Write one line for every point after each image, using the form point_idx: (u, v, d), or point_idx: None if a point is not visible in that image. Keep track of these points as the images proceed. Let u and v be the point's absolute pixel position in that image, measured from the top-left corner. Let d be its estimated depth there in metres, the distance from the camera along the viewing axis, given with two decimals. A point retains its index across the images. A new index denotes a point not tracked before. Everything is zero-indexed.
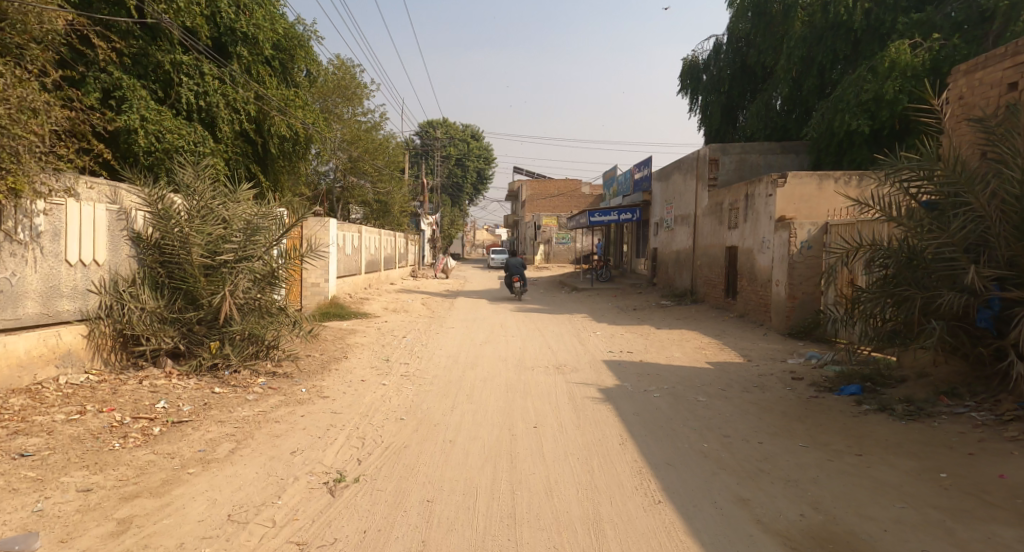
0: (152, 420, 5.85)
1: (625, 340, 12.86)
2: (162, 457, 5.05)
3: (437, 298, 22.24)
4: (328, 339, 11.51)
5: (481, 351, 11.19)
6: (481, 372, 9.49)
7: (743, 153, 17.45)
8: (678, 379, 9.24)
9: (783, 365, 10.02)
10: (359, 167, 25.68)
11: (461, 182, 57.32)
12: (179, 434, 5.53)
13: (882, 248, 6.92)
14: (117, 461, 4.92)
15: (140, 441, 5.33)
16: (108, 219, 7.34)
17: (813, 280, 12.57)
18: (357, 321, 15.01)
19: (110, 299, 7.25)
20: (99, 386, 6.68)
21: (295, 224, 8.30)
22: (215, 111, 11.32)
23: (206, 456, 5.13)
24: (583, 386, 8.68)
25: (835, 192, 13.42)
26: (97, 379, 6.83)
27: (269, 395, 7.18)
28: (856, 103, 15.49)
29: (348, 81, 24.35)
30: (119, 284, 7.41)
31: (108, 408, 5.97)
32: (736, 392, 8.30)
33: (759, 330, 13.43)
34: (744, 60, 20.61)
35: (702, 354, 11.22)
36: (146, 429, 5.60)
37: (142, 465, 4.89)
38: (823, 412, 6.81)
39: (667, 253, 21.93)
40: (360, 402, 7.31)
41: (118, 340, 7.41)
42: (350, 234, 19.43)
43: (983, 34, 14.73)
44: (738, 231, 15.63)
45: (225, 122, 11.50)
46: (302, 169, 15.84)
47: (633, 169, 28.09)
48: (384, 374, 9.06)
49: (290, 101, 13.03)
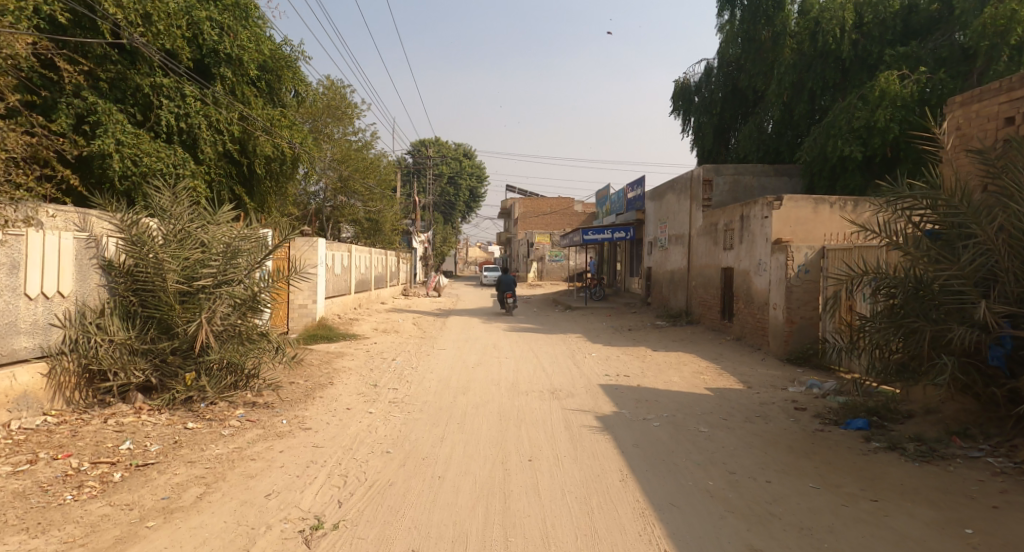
0: (113, 464, 5.52)
1: (622, 363, 12.58)
2: (118, 510, 4.70)
3: (429, 317, 21.93)
4: (314, 363, 11.16)
5: (473, 374, 10.87)
6: (475, 396, 9.17)
7: (737, 174, 17.28)
8: (678, 405, 8.94)
9: (784, 393, 9.75)
10: (349, 186, 25.41)
11: (453, 200, 57.13)
12: (141, 479, 5.24)
13: (888, 277, 6.68)
14: (65, 519, 4.56)
15: (96, 491, 4.99)
16: (76, 249, 7.07)
17: (811, 305, 12.32)
18: (345, 343, 14.65)
19: (76, 332, 6.94)
20: (57, 429, 6.34)
21: (278, 245, 8.02)
22: (196, 132, 11.00)
23: (170, 504, 4.82)
24: (581, 413, 8.38)
25: (830, 216, 13.24)
26: (55, 421, 6.50)
27: (246, 429, 6.84)
28: (848, 130, 15.20)
29: (338, 100, 24.13)
30: (86, 315, 7.10)
31: (63, 455, 5.63)
32: (739, 421, 8.00)
33: (757, 355, 13.16)
34: (735, 84, 20.44)
35: (700, 379, 10.92)
36: (105, 476, 5.28)
37: (94, 522, 4.53)
38: (829, 450, 6.65)
39: (661, 272, 21.67)
40: (344, 434, 6.91)
41: (84, 377, 7.07)
42: (339, 254, 19.11)
43: (966, 71, 14.78)
44: (733, 253, 15.40)
45: (207, 143, 11.20)
46: (289, 189, 15.55)
47: (626, 188, 27.96)
48: (372, 401, 8.70)
49: (276, 121, 12.75)
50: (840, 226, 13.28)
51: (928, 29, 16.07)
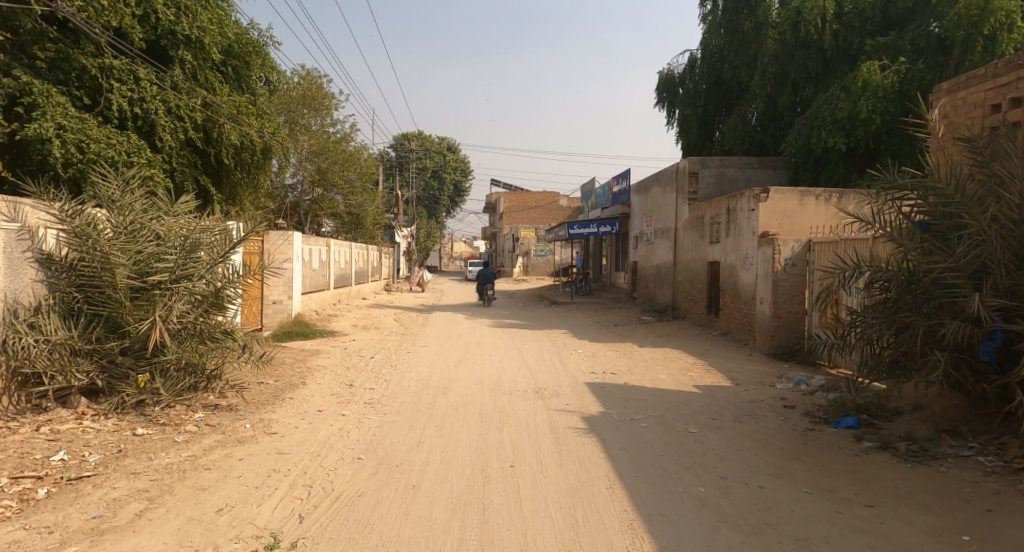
0: (39, 479, 5.30)
1: (607, 359, 12.24)
2: (34, 535, 4.42)
3: (411, 313, 21.57)
4: (286, 361, 10.76)
5: (454, 372, 10.51)
6: (454, 396, 8.78)
7: (723, 167, 16.98)
8: (666, 405, 8.60)
9: (771, 391, 9.44)
10: (327, 179, 24.95)
11: (437, 194, 56.57)
12: (71, 496, 5.00)
13: (881, 269, 6.34)
14: None
15: (11, 513, 4.71)
16: (6, 240, 6.66)
17: (797, 299, 12.03)
18: (321, 340, 14.22)
19: (5, 331, 6.53)
20: None
21: (244, 238, 7.67)
22: (153, 118, 10.54)
23: (101, 524, 4.55)
24: (566, 414, 8.01)
25: (816, 209, 12.97)
26: None
27: (204, 436, 6.44)
28: (831, 121, 14.87)
29: (315, 92, 23.66)
30: (18, 314, 6.72)
31: None
32: (727, 421, 7.66)
33: (744, 350, 12.85)
34: (719, 76, 20.11)
35: (687, 376, 10.61)
36: (26, 493, 5.02)
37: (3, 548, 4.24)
38: (823, 451, 6.32)
39: (647, 267, 21.39)
40: (313, 439, 6.46)
41: (17, 380, 6.64)
42: (317, 248, 18.66)
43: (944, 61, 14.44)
44: (720, 247, 15.11)
45: (166, 130, 10.75)
46: (263, 181, 15.08)
47: (611, 181, 27.64)
48: (345, 402, 8.30)
49: (241, 108, 12.28)
50: (826, 218, 13.00)
51: (908, 18, 15.63)
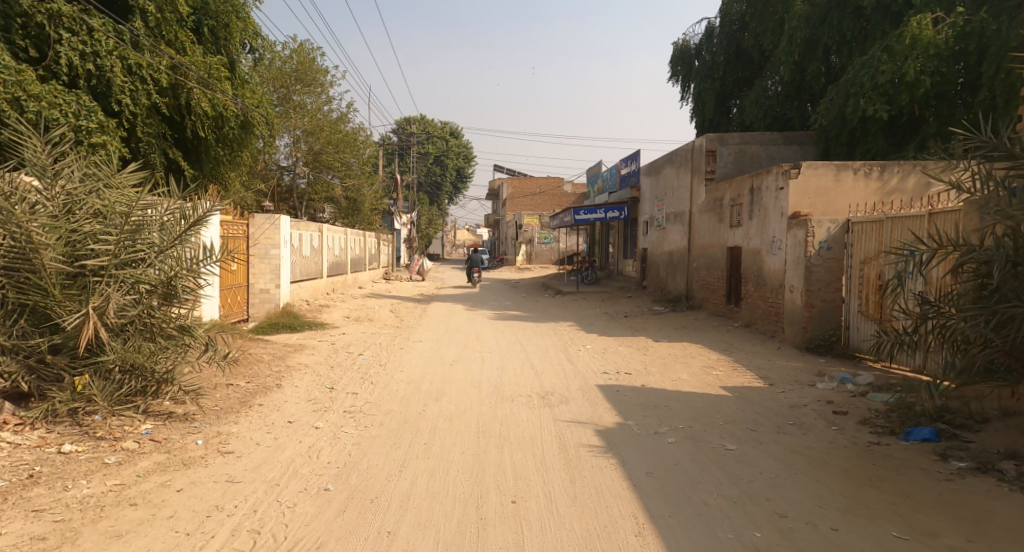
0: None
1: (621, 357, 11.06)
2: None
3: (408, 303, 20.38)
4: (264, 359, 9.59)
5: (449, 374, 9.35)
6: (448, 404, 7.62)
7: (743, 144, 15.79)
8: (694, 412, 7.40)
9: (813, 390, 8.27)
10: (322, 162, 23.75)
11: (439, 180, 55.27)
12: None
13: (975, 250, 5.27)
14: None
15: None
16: None
17: (833, 286, 10.80)
18: (308, 334, 13.06)
19: None
20: None
21: (203, 217, 6.42)
22: (109, 76, 9.27)
23: None
24: (578, 426, 6.86)
25: (853, 185, 11.70)
26: None
27: (143, 456, 5.18)
28: (870, 86, 13.69)
29: (308, 67, 22.41)
30: None
31: None
32: (769, 433, 6.48)
33: (772, 343, 11.63)
34: (740, 45, 18.72)
35: (712, 375, 9.43)
36: None
37: None
38: (900, 474, 5.13)
39: (658, 255, 20.22)
40: (272, 463, 5.32)
41: None
42: (308, 234, 17.48)
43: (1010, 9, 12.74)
44: (741, 231, 13.90)
45: (124, 92, 9.48)
46: (248, 160, 13.91)
47: (618, 163, 26.42)
48: (321, 411, 7.14)
49: (212, 70, 10.98)
50: (865, 194, 11.73)
51: None
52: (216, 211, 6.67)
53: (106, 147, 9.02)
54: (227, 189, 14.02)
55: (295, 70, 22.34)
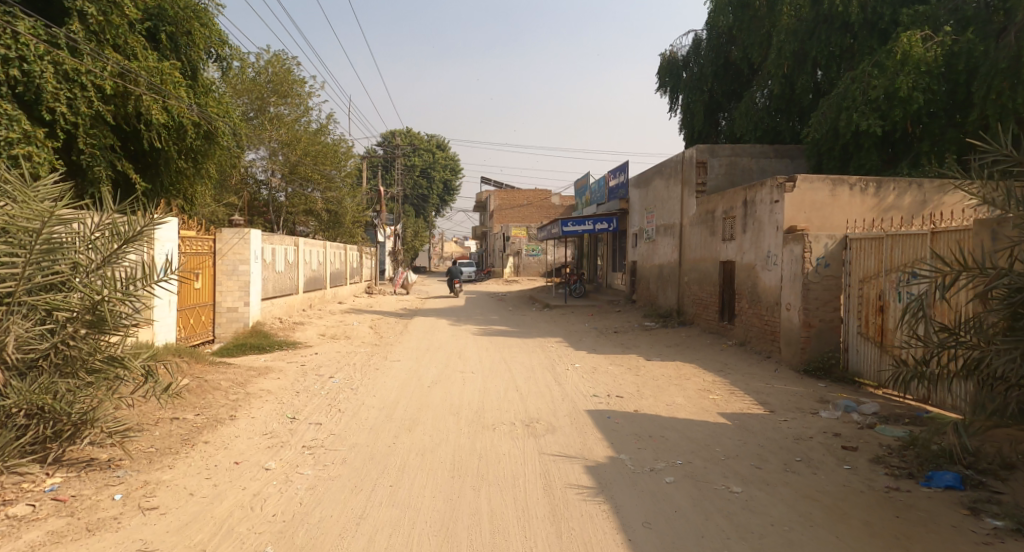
0: None
1: (610, 377, 10.37)
2: None
3: (389, 318, 19.63)
4: (221, 386, 8.83)
5: (424, 399, 8.61)
6: (420, 436, 6.87)
7: (734, 155, 15.22)
8: (692, 444, 6.70)
9: (818, 420, 7.59)
10: (300, 175, 23.06)
11: (425, 193, 54.61)
12: None
13: (1007, 275, 4.62)
14: None
15: None
16: None
17: (832, 305, 10.14)
18: (277, 355, 12.30)
19: None
20: None
21: (137, 233, 5.74)
22: (38, 83, 8.55)
23: None
24: (565, 461, 6.14)
25: (850, 200, 11.06)
26: None
27: (37, 523, 4.52)
28: (863, 100, 13.06)
29: (284, 77, 21.77)
30: None
31: None
32: (776, 472, 5.79)
33: (769, 365, 10.95)
34: (727, 57, 18.27)
35: (708, 400, 8.75)
36: None
37: None
38: (925, 532, 4.47)
39: (648, 268, 19.60)
40: (202, 520, 4.62)
41: None
42: (282, 248, 16.73)
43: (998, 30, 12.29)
44: (734, 244, 13.28)
45: (57, 99, 8.76)
46: (214, 173, 13.22)
47: (606, 174, 25.81)
48: (276, 446, 6.39)
49: (164, 76, 10.24)
50: (861, 211, 11.10)
51: None
52: (155, 226, 5.93)
53: (33, 158, 8.29)
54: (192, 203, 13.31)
55: (270, 81, 21.72)
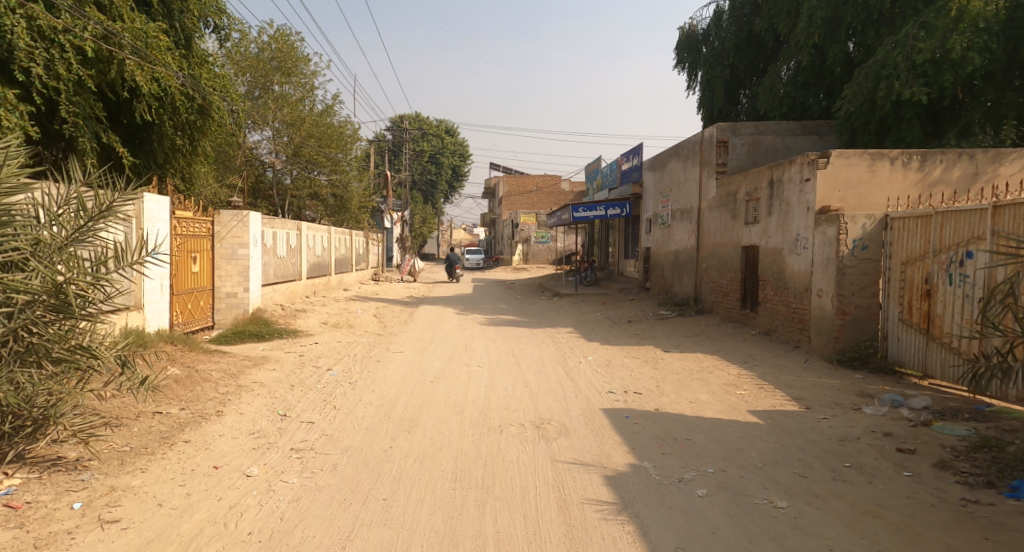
0: None
1: (627, 371, 9.69)
2: None
3: (395, 307, 19.02)
4: (212, 377, 8.20)
5: (428, 395, 7.96)
6: (419, 438, 6.23)
7: (757, 134, 14.45)
8: (724, 449, 6.00)
9: (861, 416, 6.88)
10: (305, 157, 22.41)
11: (434, 179, 53.89)
12: None
13: None
14: None
15: None
16: None
17: (868, 291, 9.38)
18: (276, 344, 11.70)
19: None
20: None
21: (105, 208, 5.16)
22: (11, 38, 7.87)
23: None
24: (581, 470, 5.50)
25: (890, 175, 10.26)
26: None
27: None
28: (906, 67, 12.30)
29: (288, 53, 21.05)
30: None
31: None
32: (823, 482, 5.08)
33: (798, 355, 10.20)
34: (751, 29, 17.17)
35: (737, 396, 8.05)
36: None
37: None
38: None
39: (662, 255, 18.88)
40: (167, 540, 3.99)
41: None
42: (284, 233, 16.08)
43: None
44: (758, 228, 12.54)
45: (32, 56, 8.13)
46: (209, 149, 12.59)
47: (619, 158, 25.00)
48: (262, 450, 5.75)
49: (149, 38, 9.52)
50: (903, 187, 10.30)
51: None
52: (127, 198, 5.33)
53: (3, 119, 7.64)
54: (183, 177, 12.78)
55: (274, 58, 20.99)
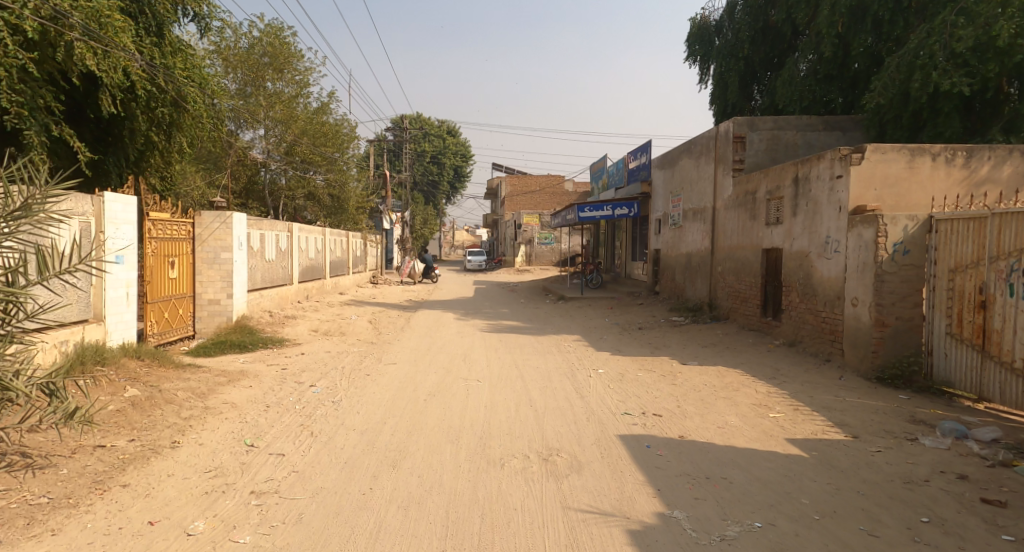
0: None
1: (642, 388, 8.73)
2: None
3: (392, 311, 18.09)
4: (176, 397, 7.27)
5: (419, 418, 7.02)
6: (406, 476, 5.26)
7: (777, 128, 13.45)
8: (766, 492, 5.05)
9: (922, 449, 5.92)
10: (299, 156, 21.51)
11: (436, 179, 52.95)
12: None
13: None
14: None
15: None
16: None
17: (912, 300, 8.39)
18: (258, 356, 10.78)
19: None
20: None
21: (30, 209, 4.51)
22: None
23: None
24: (599, 522, 4.55)
25: (932, 173, 9.29)
26: None
27: None
28: (945, 56, 11.28)
29: (280, 49, 20.09)
30: None
31: None
32: (901, 546, 4.13)
33: (830, 370, 9.22)
34: (766, 21, 16.11)
35: (770, 420, 7.10)
36: None
37: None
38: None
39: (673, 256, 17.93)
40: None
41: None
42: (273, 235, 15.14)
43: None
44: (782, 228, 11.56)
45: None
46: (187, 142, 11.73)
47: (627, 156, 24.03)
48: (214, 494, 4.83)
49: (104, 19, 8.59)
50: (947, 185, 9.34)
51: None
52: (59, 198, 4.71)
53: None
54: (155, 171, 11.98)
55: (265, 54, 20.03)
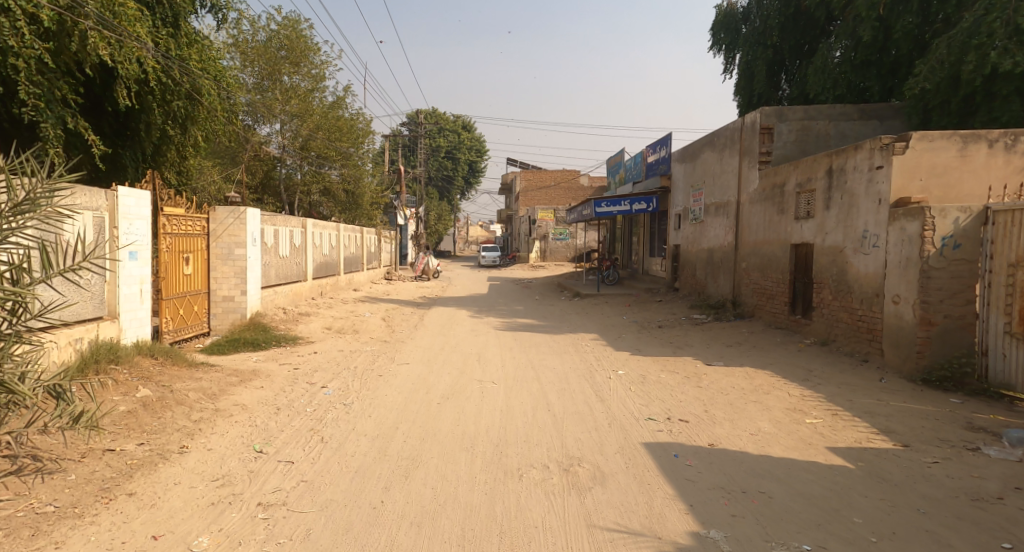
0: None
1: (669, 390, 8.35)
2: None
3: (407, 309, 17.77)
4: (188, 398, 6.97)
5: (438, 423, 6.69)
6: (420, 488, 4.93)
7: (807, 119, 13.00)
8: (810, 507, 4.69)
9: (985, 461, 5.52)
10: (314, 151, 21.24)
11: (450, 174, 52.60)
12: None
13: None
14: None
15: None
16: None
17: (960, 298, 7.95)
18: (272, 354, 10.48)
19: None
20: None
21: (35, 202, 4.29)
22: None
23: None
24: (629, 544, 4.21)
25: (985, 162, 8.83)
26: None
27: None
28: (1006, 33, 10.76)
29: (296, 42, 19.81)
30: None
31: None
32: None
33: (868, 371, 8.79)
34: (797, 6, 15.52)
35: (808, 426, 6.70)
36: None
37: None
38: None
39: (694, 252, 17.48)
40: None
41: None
42: (287, 230, 14.83)
43: None
44: (813, 222, 11.11)
45: None
46: (203, 136, 11.39)
47: (645, 150, 23.56)
48: (221, 506, 4.53)
49: (115, 5, 8.27)
50: (1003, 173, 8.89)
51: None
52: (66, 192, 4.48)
53: None
54: (170, 166, 11.69)
55: (282, 47, 19.77)
